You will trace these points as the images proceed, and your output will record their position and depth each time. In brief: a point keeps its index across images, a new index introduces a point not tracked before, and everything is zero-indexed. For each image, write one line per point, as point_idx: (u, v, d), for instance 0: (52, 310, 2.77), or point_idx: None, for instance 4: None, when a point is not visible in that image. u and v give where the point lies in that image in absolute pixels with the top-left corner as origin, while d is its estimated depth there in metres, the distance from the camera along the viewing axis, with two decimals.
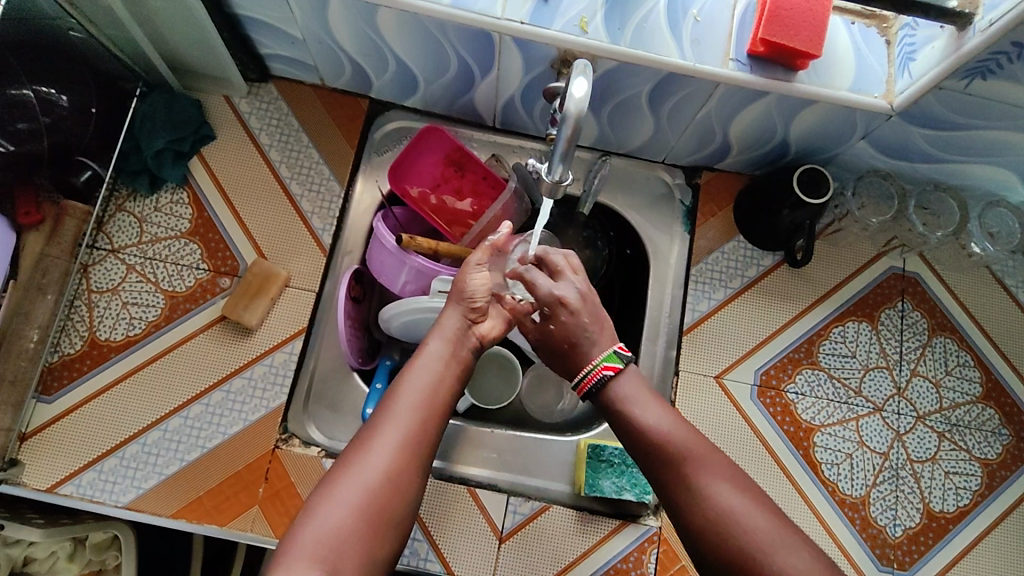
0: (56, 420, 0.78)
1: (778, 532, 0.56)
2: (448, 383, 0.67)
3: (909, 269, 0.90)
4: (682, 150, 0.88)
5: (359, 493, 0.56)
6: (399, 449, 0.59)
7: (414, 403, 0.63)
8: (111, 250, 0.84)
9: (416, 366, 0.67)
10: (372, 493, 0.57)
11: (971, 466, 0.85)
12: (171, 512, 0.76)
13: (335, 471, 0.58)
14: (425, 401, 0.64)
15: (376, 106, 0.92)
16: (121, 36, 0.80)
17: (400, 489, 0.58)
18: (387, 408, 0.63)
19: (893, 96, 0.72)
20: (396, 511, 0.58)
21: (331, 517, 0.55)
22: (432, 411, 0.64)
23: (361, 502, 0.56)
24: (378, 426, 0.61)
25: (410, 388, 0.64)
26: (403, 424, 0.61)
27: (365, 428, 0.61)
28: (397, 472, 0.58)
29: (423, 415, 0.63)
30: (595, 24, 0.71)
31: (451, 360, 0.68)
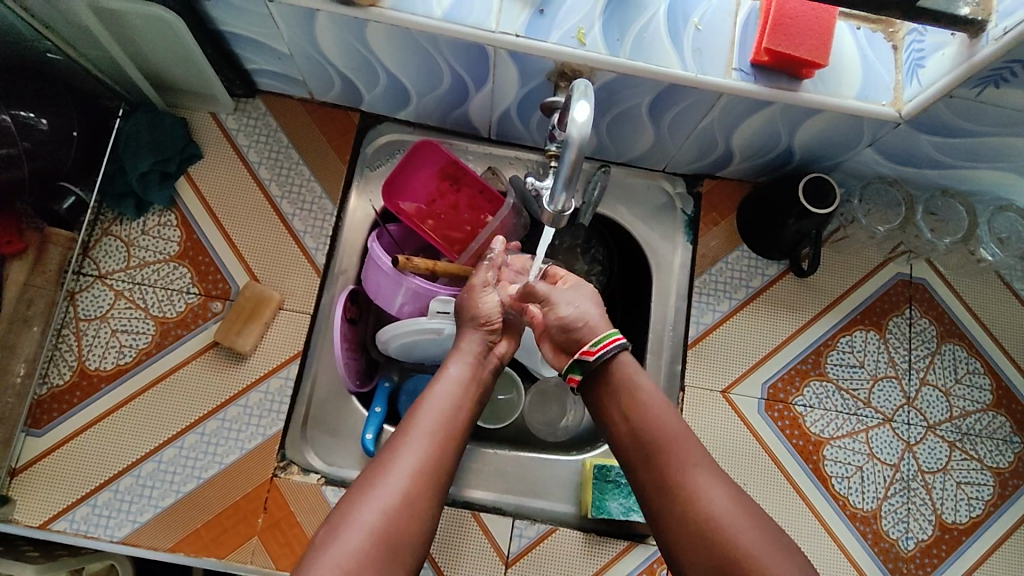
0: (47, 455, 0.76)
1: (768, 544, 0.54)
2: (468, 406, 0.65)
3: (916, 276, 0.88)
4: (683, 159, 0.86)
5: (377, 518, 0.54)
6: (419, 472, 0.57)
7: (434, 425, 0.61)
8: (98, 276, 0.81)
9: (436, 387, 0.65)
10: (391, 517, 0.54)
11: (983, 476, 0.83)
12: (168, 546, 0.74)
13: (353, 494, 0.56)
14: (446, 425, 0.61)
15: (367, 119, 0.90)
16: (100, 56, 0.77)
17: (419, 514, 0.56)
18: (406, 429, 0.61)
19: (901, 104, 0.70)
20: (416, 538, 0.55)
21: (352, 541, 0.52)
22: (452, 434, 0.61)
23: (382, 526, 0.54)
24: (398, 447, 0.59)
25: (429, 408, 0.62)
26: (423, 446, 0.59)
27: (385, 450, 0.59)
28: (418, 498, 0.56)
29: (444, 437, 0.61)
30: (593, 36, 0.68)
31: (470, 381, 0.67)
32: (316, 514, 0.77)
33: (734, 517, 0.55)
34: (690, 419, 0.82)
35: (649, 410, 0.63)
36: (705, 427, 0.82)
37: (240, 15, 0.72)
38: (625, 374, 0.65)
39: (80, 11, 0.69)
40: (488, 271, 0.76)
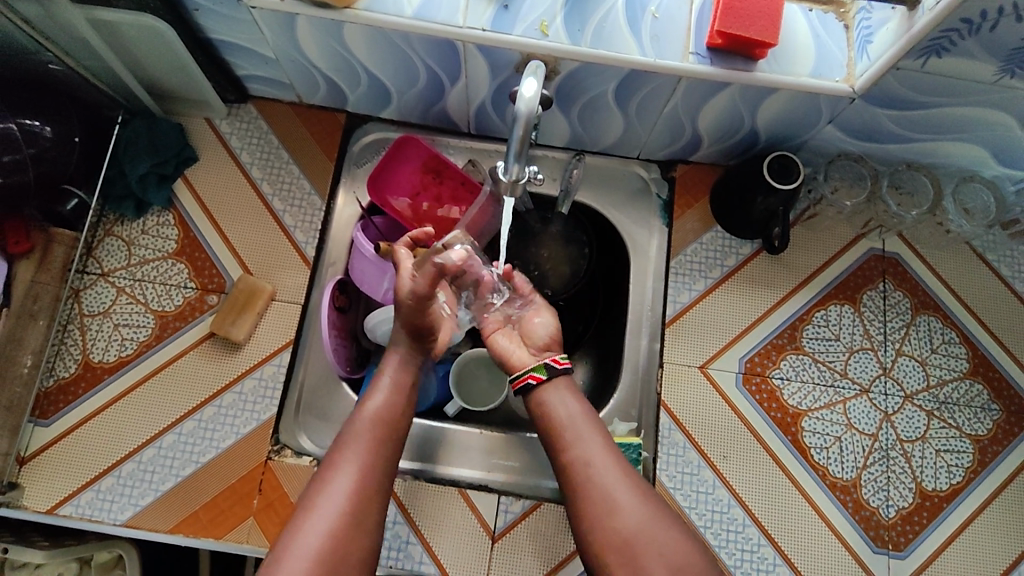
0: (54, 443, 0.80)
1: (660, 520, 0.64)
2: (398, 413, 0.72)
3: (888, 250, 0.90)
4: (655, 145, 0.89)
5: (319, 536, 0.60)
6: (355, 488, 0.64)
7: (366, 438, 0.68)
8: (101, 274, 0.85)
9: (368, 400, 0.72)
10: (334, 534, 0.61)
11: (962, 443, 0.85)
12: (168, 528, 0.78)
13: (300, 512, 0.62)
14: (379, 435, 0.68)
15: (353, 119, 0.94)
16: (99, 67, 0.82)
17: (359, 525, 0.63)
18: (342, 445, 0.67)
19: (853, 79, 0.73)
20: (358, 547, 0.62)
21: (298, 561, 0.58)
22: (384, 443, 0.68)
23: (325, 545, 0.60)
24: (334, 463, 0.66)
25: (364, 421, 0.69)
26: (356, 461, 0.66)
27: (323, 467, 0.66)
28: (355, 511, 0.63)
29: (376, 448, 0.67)
30: (555, 27, 0.72)
31: (404, 392, 0.73)
32: None
33: (632, 505, 0.65)
34: (669, 394, 0.85)
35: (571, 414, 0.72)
36: (684, 401, 0.85)
37: (227, 23, 0.77)
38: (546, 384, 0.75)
39: (78, 23, 0.74)
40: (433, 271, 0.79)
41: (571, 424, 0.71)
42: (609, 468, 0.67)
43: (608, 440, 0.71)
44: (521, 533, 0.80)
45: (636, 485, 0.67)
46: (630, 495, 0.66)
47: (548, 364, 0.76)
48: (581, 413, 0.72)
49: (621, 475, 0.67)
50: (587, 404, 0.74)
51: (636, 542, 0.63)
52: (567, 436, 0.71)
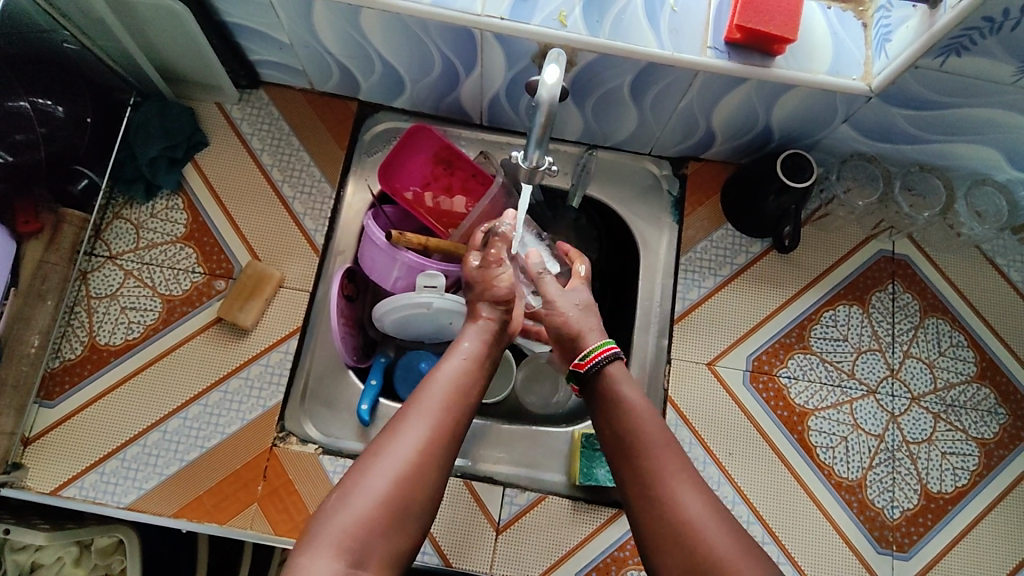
0: (59, 424, 0.80)
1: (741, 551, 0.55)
2: (479, 376, 0.67)
3: (898, 252, 0.90)
4: (668, 140, 0.89)
5: (386, 485, 0.56)
6: (426, 440, 0.59)
7: (444, 394, 0.63)
8: (109, 257, 0.85)
9: (446, 360, 0.68)
10: (401, 482, 0.57)
11: (968, 446, 0.85)
12: (172, 512, 0.78)
13: (368, 455, 0.59)
14: (455, 392, 0.64)
15: (365, 108, 0.94)
16: (114, 47, 0.82)
17: (426, 478, 0.58)
18: (419, 397, 0.63)
19: (871, 77, 0.73)
20: (422, 501, 0.57)
21: (360, 506, 0.55)
22: (461, 401, 0.64)
23: (389, 493, 0.56)
24: (408, 412, 0.62)
25: (442, 378, 0.65)
26: (432, 414, 0.61)
27: (398, 414, 0.62)
28: (425, 464, 0.58)
29: (454, 405, 0.63)
30: (573, 18, 0.72)
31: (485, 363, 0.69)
32: (314, 483, 0.79)
33: (709, 524, 0.57)
34: (676, 390, 0.85)
35: (640, 417, 0.65)
36: (691, 398, 0.84)
37: (243, 6, 0.76)
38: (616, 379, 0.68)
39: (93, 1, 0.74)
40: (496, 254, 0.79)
41: (630, 423, 0.65)
42: (682, 482, 0.59)
43: (680, 451, 0.63)
44: (525, 525, 0.79)
45: (715, 504, 0.59)
46: (707, 512, 0.57)
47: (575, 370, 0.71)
48: (647, 412, 0.65)
49: (700, 489, 0.59)
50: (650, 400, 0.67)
51: (717, 565, 0.54)
52: (626, 445, 0.64)
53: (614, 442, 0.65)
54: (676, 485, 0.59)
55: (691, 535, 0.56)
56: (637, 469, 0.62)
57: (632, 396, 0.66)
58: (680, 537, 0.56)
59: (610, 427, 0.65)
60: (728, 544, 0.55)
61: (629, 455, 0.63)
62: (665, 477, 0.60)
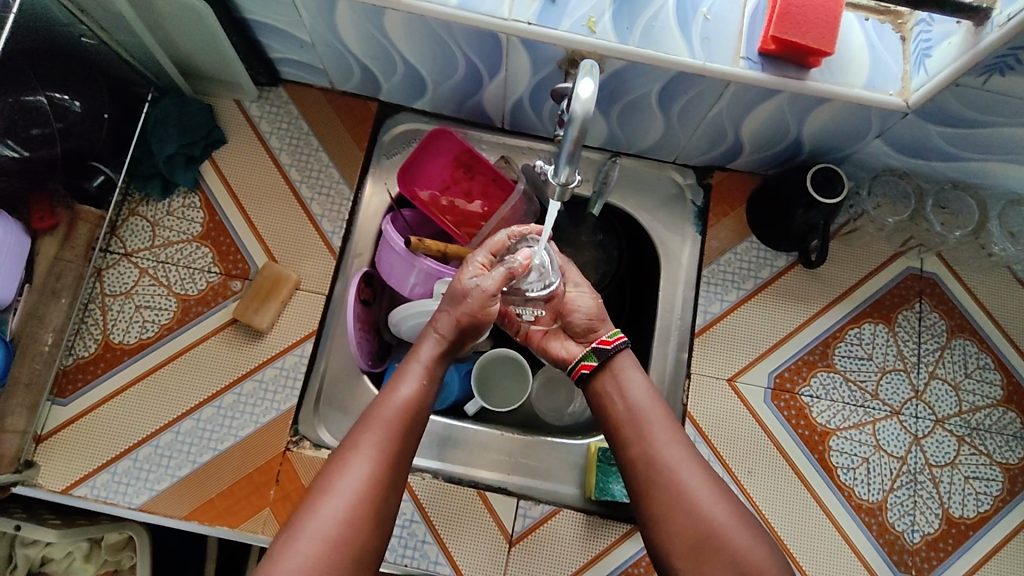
0: (72, 422, 0.79)
1: (738, 525, 0.60)
2: (426, 398, 0.67)
3: (926, 270, 0.88)
4: (693, 149, 0.87)
5: (333, 524, 0.56)
6: (370, 476, 0.60)
7: (386, 425, 0.63)
8: (124, 254, 0.84)
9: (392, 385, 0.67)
10: (349, 520, 0.57)
11: (992, 471, 0.83)
12: (183, 514, 0.77)
13: (315, 492, 0.59)
14: (400, 421, 0.64)
15: (385, 109, 0.92)
16: (133, 42, 0.80)
17: (373, 516, 0.59)
18: (364, 428, 0.63)
19: (908, 93, 0.70)
20: (369, 538, 0.58)
21: (308, 546, 0.55)
22: (404, 430, 0.64)
23: (337, 532, 0.56)
24: (353, 447, 0.61)
25: (385, 405, 0.64)
26: (375, 449, 0.61)
27: (343, 448, 0.62)
28: (371, 498, 0.59)
29: (401, 434, 0.63)
30: (603, 24, 0.70)
31: (433, 383, 0.69)
32: None
33: (711, 500, 0.62)
34: (696, 405, 0.83)
35: (646, 404, 0.67)
36: (710, 414, 0.83)
37: (265, 3, 0.75)
38: (622, 366, 0.71)
39: None
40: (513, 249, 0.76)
41: (637, 408, 0.67)
42: (687, 461, 0.64)
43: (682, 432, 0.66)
44: (539, 538, 0.78)
45: (713, 481, 0.63)
46: (709, 489, 0.62)
47: (598, 350, 0.71)
48: (650, 400, 0.68)
49: (700, 469, 0.64)
50: (653, 388, 0.69)
51: (720, 534, 0.59)
52: (632, 429, 0.67)
53: (616, 425, 0.68)
54: (681, 464, 0.64)
55: (696, 510, 0.61)
56: (642, 449, 0.65)
57: (636, 383, 0.69)
58: (686, 512, 0.61)
59: (617, 411, 0.68)
60: (728, 516, 0.61)
61: (632, 437, 0.66)
62: (670, 456, 0.64)
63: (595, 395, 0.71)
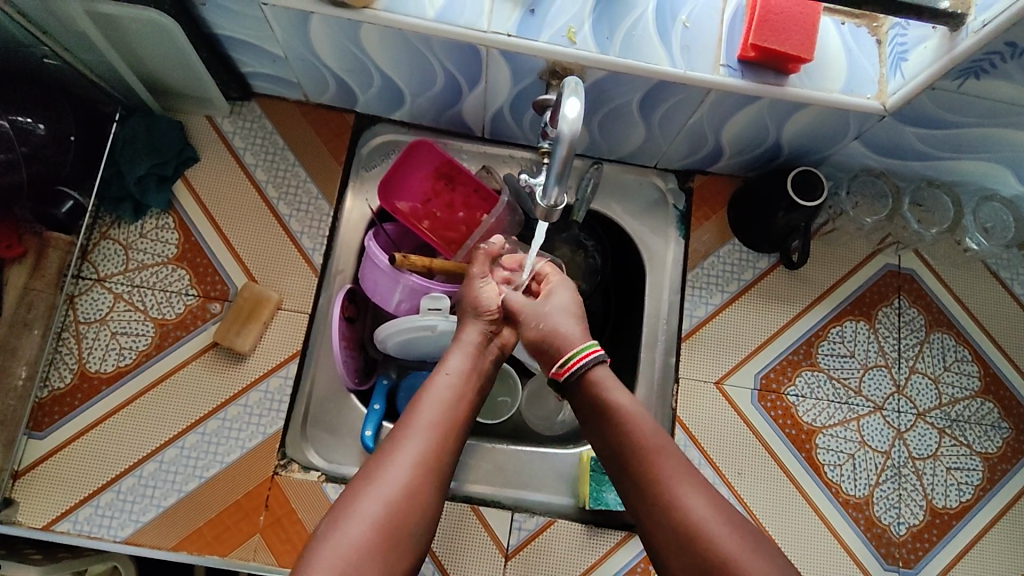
0: (49, 456, 0.77)
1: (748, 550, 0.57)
2: (468, 399, 0.67)
3: (904, 266, 0.90)
4: (674, 154, 0.87)
5: (378, 508, 0.57)
6: (416, 462, 0.60)
7: (435, 417, 0.64)
8: (97, 280, 0.82)
9: (437, 379, 0.68)
10: (392, 508, 0.57)
11: (972, 461, 0.85)
12: (170, 545, 0.75)
13: (356, 487, 0.59)
14: (446, 413, 0.65)
15: (362, 120, 0.91)
16: (97, 61, 0.78)
17: (419, 503, 0.59)
18: (408, 420, 0.64)
19: (885, 96, 0.71)
20: (413, 525, 0.58)
21: (353, 533, 0.55)
22: (452, 423, 0.65)
23: (382, 517, 0.57)
24: (399, 440, 0.62)
25: (431, 399, 0.65)
26: (422, 439, 0.62)
27: (386, 441, 0.63)
28: (418, 488, 0.59)
29: (447, 427, 0.64)
30: (583, 35, 0.69)
31: (474, 371, 0.70)
32: (318, 510, 0.78)
33: (717, 524, 0.59)
34: (685, 410, 0.84)
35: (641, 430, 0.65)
36: (699, 418, 0.84)
37: (235, 19, 0.73)
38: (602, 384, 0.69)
39: (77, 16, 0.70)
40: (484, 260, 0.78)
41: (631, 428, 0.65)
42: (683, 485, 0.61)
43: (680, 457, 0.64)
44: (534, 550, 0.78)
45: (716, 500, 0.61)
46: (710, 511, 0.60)
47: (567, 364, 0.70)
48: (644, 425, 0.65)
49: (698, 489, 0.62)
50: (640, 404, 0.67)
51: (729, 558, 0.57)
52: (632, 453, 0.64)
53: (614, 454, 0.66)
54: (680, 488, 0.61)
55: (701, 535, 0.58)
56: (641, 478, 0.63)
57: (623, 400, 0.67)
58: (687, 536, 0.59)
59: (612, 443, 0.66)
60: (732, 537, 0.58)
61: (632, 466, 0.64)
62: (670, 483, 0.62)
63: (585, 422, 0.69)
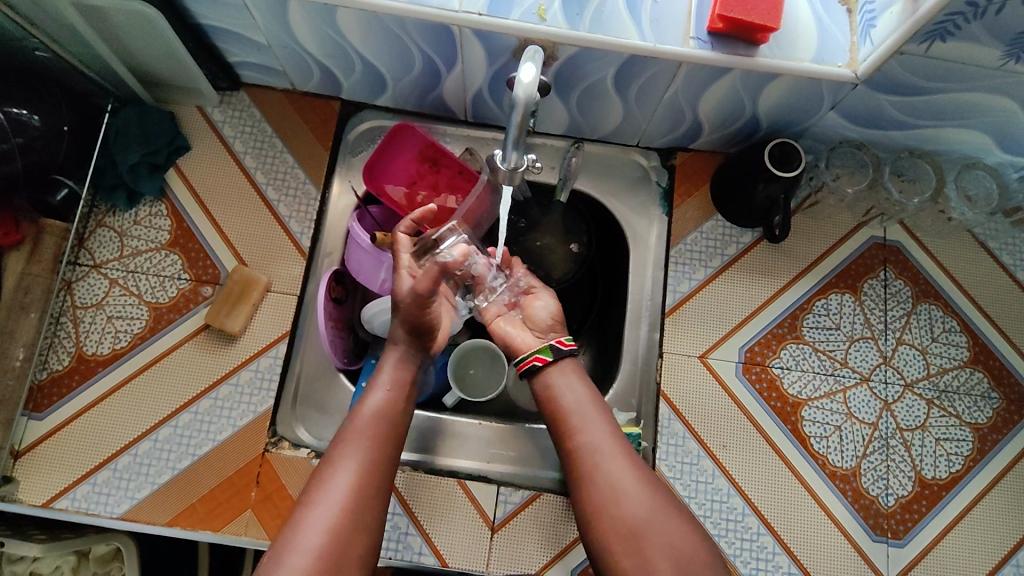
0: (49, 436, 0.79)
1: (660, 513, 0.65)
2: (401, 411, 0.71)
3: (889, 238, 0.90)
4: (654, 131, 0.88)
5: (319, 535, 0.59)
6: (353, 485, 0.63)
7: (367, 436, 0.67)
8: (93, 266, 0.84)
9: (367, 396, 0.70)
10: (334, 532, 0.60)
11: (962, 432, 0.84)
12: (165, 521, 0.77)
13: (297, 513, 0.61)
14: (381, 430, 0.68)
15: (348, 107, 0.93)
16: (88, 53, 0.80)
17: (356, 525, 0.61)
18: (343, 442, 0.66)
19: (856, 64, 0.71)
20: (355, 550, 0.60)
21: (297, 563, 0.57)
22: (386, 439, 0.67)
23: (323, 544, 0.58)
24: (334, 463, 0.64)
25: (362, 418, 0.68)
26: (357, 461, 0.64)
27: (323, 464, 0.65)
28: (354, 511, 0.61)
29: (379, 444, 0.67)
30: (553, 11, 0.71)
31: (402, 379, 0.73)
32: (308, 486, 0.79)
33: (637, 493, 0.66)
34: (669, 384, 0.84)
35: (580, 405, 0.73)
36: (683, 391, 0.84)
37: (216, 7, 0.75)
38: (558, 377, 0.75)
39: (64, 8, 0.72)
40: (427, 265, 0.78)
41: (579, 408, 0.72)
42: (616, 451, 0.68)
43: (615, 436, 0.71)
44: (519, 524, 0.79)
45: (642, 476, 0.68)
46: (635, 484, 0.66)
47: (554, 347, 0.77)
48: (587, 403, 0.73)
49: (625, 460, 0.68)
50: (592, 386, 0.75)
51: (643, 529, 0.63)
52: (570, 424, 0.72)
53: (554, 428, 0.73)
54: (610, 460, 0.68)
55: (619, 506, 0.65)
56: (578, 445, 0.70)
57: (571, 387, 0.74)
58: (612, 498, 0.65)
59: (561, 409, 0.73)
60: (649, 504, 0.65)
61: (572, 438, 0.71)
62: (601, 456, 0.68)
63: (542, 389, 0.75)
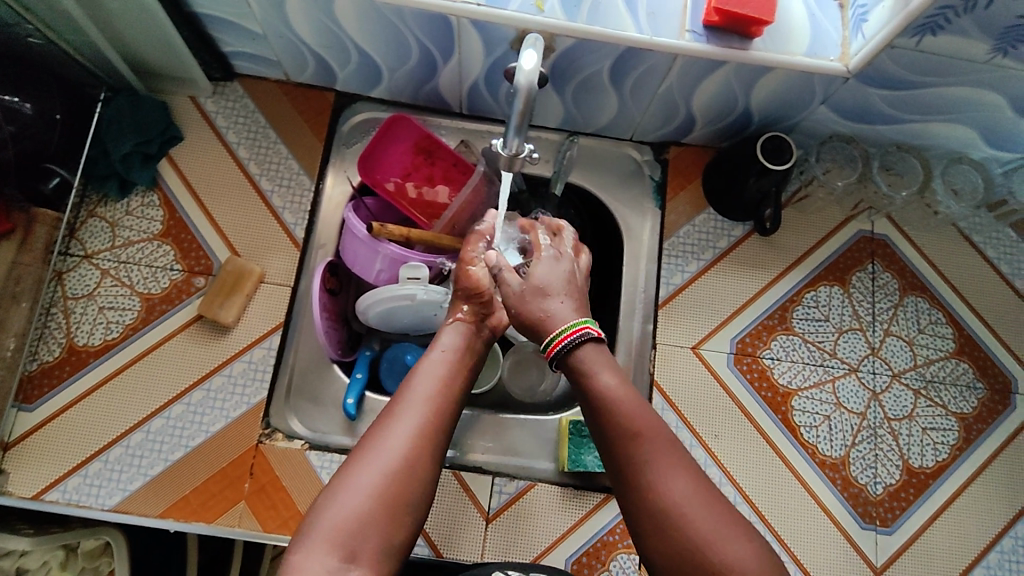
0: (39, 427, 0.78)
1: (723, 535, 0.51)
2: (459, 378, 0.66)
3: (877, 232, 0.91)
4: (649, 125, 0.89)
5: (376, 477, 0.55)
6: (416, 433, 0.58)
7: (430, 392, 0.63)
8: (85, 256, 0.84)
9: (422, 364, 0.67)
10: (390, 476, 0.55)
11: (948, 421, 0.86)
12: (157, 512, 0.77)
13: (352, 457, 0.57)
14: (440, 390, 0.64)
15: (343, 98, 0.92)
16: (81, 41, 0.80)
17: (415, 474, 0.56)
18: (402, 396, 0.62)
19: (848, 58, 0.73)
20: (411, 499, 0.55)
21: (351, 503, 0.53)
22: (448, 399, 0.63)
23: (380, 490, 0.54)
24: (393, 412, 0.60)
25: (425, 375, 0.65)
26: (417, 414, 0.60)
27: (383, 414, 0.61)
28: (411, 462, 0.57)
29: (441, 401, 0.62)
30: (550, 3, 0.71)
31: (463, 345, 0.71)
32: (301, 477, 0.79)
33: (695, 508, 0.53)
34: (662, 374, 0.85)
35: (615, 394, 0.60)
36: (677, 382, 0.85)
37: None
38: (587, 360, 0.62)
39: None
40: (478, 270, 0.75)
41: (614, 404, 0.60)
42: (664, 462, 0.55)
43: (667, 434, 0.58)
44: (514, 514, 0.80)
45: (701, 487, 0.54)
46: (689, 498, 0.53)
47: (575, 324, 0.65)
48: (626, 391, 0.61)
49: (679, 472, 0.55)
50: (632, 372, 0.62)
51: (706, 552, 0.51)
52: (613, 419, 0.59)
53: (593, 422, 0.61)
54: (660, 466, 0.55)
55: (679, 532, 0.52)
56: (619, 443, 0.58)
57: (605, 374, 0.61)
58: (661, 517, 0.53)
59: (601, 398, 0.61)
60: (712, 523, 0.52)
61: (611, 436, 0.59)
62: (652, 460, 0.56)
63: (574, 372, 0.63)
